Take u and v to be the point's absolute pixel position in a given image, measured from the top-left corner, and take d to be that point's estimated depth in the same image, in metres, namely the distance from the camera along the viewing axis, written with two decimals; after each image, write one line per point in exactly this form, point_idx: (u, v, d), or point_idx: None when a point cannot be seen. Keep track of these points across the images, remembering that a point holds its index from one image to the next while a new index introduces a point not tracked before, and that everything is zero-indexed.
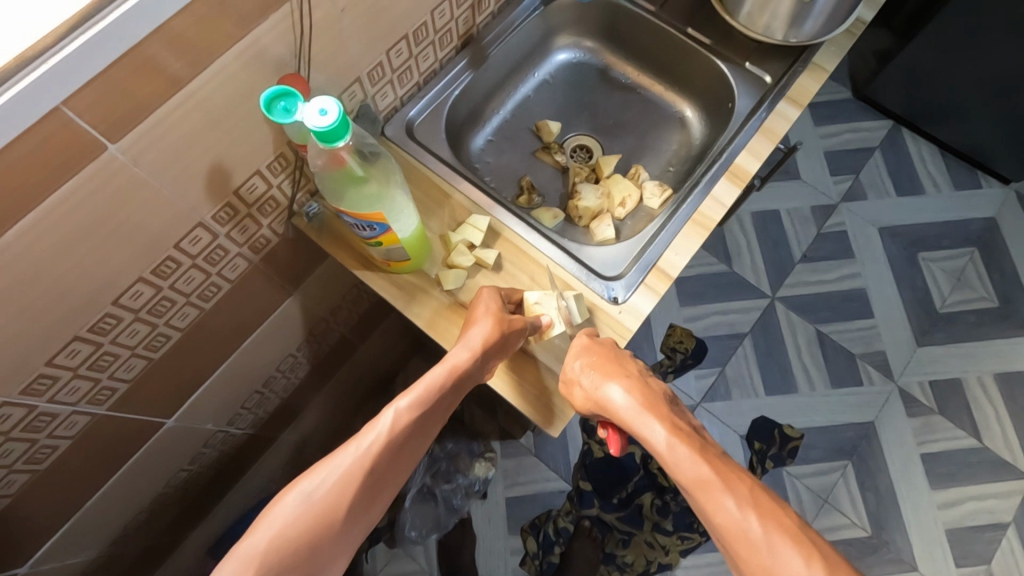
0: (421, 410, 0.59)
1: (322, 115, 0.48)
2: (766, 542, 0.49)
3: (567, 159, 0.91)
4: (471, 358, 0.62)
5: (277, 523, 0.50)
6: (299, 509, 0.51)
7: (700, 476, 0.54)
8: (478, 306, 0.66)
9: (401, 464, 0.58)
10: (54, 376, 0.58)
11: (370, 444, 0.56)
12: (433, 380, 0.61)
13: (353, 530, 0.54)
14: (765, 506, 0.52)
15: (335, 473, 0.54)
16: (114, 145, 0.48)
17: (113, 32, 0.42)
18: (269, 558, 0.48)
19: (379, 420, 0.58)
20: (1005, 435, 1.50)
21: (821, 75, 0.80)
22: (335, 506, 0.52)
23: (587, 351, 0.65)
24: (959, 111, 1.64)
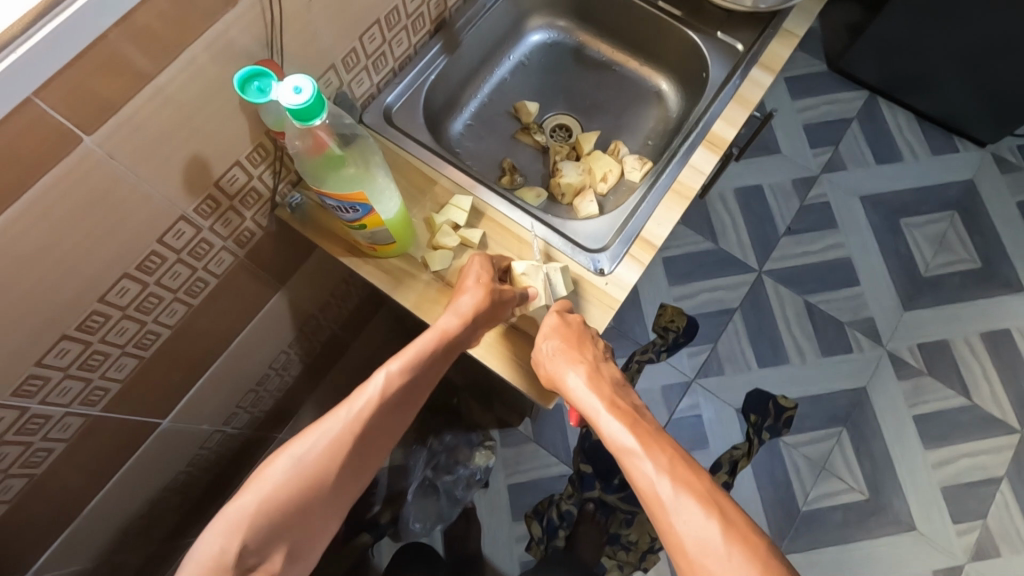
0: (409, 376, 0.61)
1: (297, 93, 0.48)
2: (674, 502, 0.54)
3: (547, 139, 0.91)
4: (459, 326, 0.63)
5: (266, 486, 0.52)
6: (288, 474, 0.53)
7: (625, 445, 0.59)
8: (467, 275, 0.66)
9: (390, 427, 0.61)
10: (45, 377, 0.58)
11: (360, 408, 0.58)
12: (423, 347, 0.62)
13: (343, 489, 0.56)
14: (683, 475, 0.56)
15: (324, 438, 0.56)
16: (90, 138, 0.48)
17: (80, 21, 0.42)
18: (259, 519, 0.51)
19: (369, 386, 0.59)
20: (994, 392, 1.53)
21: (792, 41, 0.81)
22: (324, 468, 0.55)
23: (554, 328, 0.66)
24: (930, 77, 1.67)
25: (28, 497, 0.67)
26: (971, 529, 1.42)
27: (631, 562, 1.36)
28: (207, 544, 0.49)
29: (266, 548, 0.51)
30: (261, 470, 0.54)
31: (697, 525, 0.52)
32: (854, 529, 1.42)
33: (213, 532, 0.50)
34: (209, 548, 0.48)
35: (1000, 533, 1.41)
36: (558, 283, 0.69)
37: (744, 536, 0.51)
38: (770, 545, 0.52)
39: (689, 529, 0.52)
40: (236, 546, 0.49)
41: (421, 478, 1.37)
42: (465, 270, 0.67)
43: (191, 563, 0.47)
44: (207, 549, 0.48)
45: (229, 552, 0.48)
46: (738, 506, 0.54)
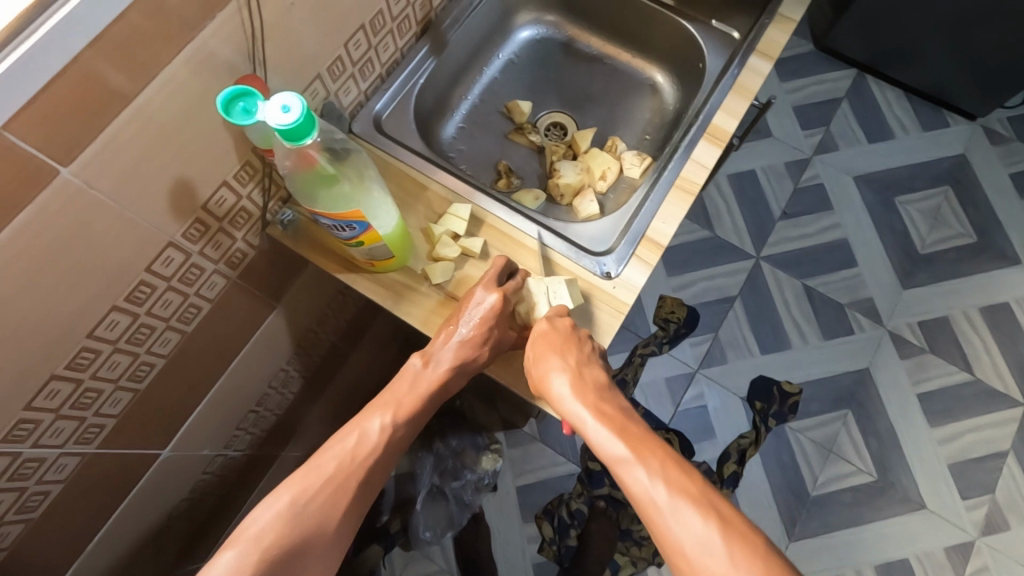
0: (404, 421, 0.62)
1: (286, 111, 0.46)
2: (671, 512, 0.53)
3: (542, 138, 0.89)
4: (450, 370, 0.63)
5: (263, 531, 0.52)
6: (285, 518, 0.53)
7: (616, 453, 0.57)
8: (473, 306, 0.63)
9: (384, 470, 0.61)
10: (36, 419, 0.55)
11: (358, 451, 0.59)
12: (418, 394, 0.63)
13: (340, 533, 0.56)
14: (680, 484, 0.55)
15: (323, 479, 0.56)
16: (67, 167, 0.45)
17: (48, 46, 0.39)
18: (260, 564, 0.50)
19: (366, 431, 0.60)
20: (995, 366, 1.53)
21: (790, 26, 0.78)
22: (319, 513, 0.55)
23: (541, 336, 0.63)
24: (918, 52, 1.66)
25: (26, 541, 0.65)
26: (979, 503, 1.42)
27: (644, 558, 1.36)
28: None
29: None
30: (255, 510, 0.54)
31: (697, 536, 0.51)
32: (863, 510, 1.42)
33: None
34: None
35: (1008, 505, 1.42)
36: (562, 297, 0.66)
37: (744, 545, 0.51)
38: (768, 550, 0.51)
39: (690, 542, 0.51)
40: None
41: (429, 485, 1.34)
42: (468, 297, 0.64)
43: None
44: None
45: None
46: (735, 508, 0.54)
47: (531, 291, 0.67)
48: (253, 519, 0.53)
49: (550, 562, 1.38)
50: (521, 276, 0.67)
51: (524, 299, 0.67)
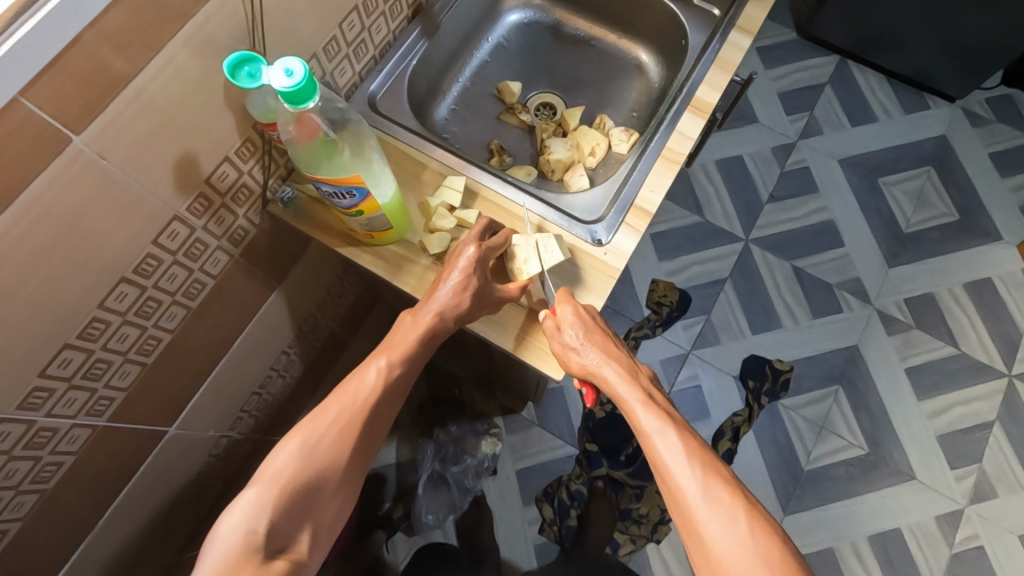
0: (400, 363, 0.64)
1: (289, 76, 0.48)
2: (703, 500, 0.58)
3: (532, 118, 0.91)
4: (436, 318, 0.65)
5: (279, 472, 0.55)
6: (298, 460, 0.56)
7: (662, 443, 0.62)
8: (456, 261, 0.65)
9: (388, 410, 0.63)
10: (49, 389, 0.57)
11: (360, 396, 0.61)
12: (410, 339, 0.64)
13: (352, 470, 0.59)
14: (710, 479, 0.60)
15: (331, 424, 0.59)
16: (78, 137, 0.47)
17: (59, 19, 0.41)
18: (277, 504, 0.53)
19: (363, 377, 0.62)
20: (981, 339, 1.57)
21: (767, 2, 0.81)
22: (330, 454, 0.57)
23: (580, 325, 0.66)
24: (897, 36, 1.69)
25: (40, 514, 0.66)
26: (968, 474, 1.46)
27: (643, 536, 1.39)
28: (229, 531, 0.51)
29: (285, 531, 0.53)
30: (269, 456, 0.57)
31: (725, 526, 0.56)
32: (856, 483, 1.45)
33: (232, 520, 0.51)
34: (233, 532, 0.50)
35: (997, 475, 1.45)
36: (549, 253, 0.68)
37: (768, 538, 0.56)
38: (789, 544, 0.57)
39: (718, 530, 0.56)
40: (260, 528, 0.51)
41: (430, 471, 1.39)
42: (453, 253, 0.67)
43: (216, 551, 0.49)
44: (230, 534, 0.50)
45: (255, 534, 0.51)
46: (762, 506, 0.60)
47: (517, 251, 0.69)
48: (269, 464, 0.56)
49: (551, 542, 1.40)
50: (505, 236, 0.69)
51: (512, 259, 0.70)
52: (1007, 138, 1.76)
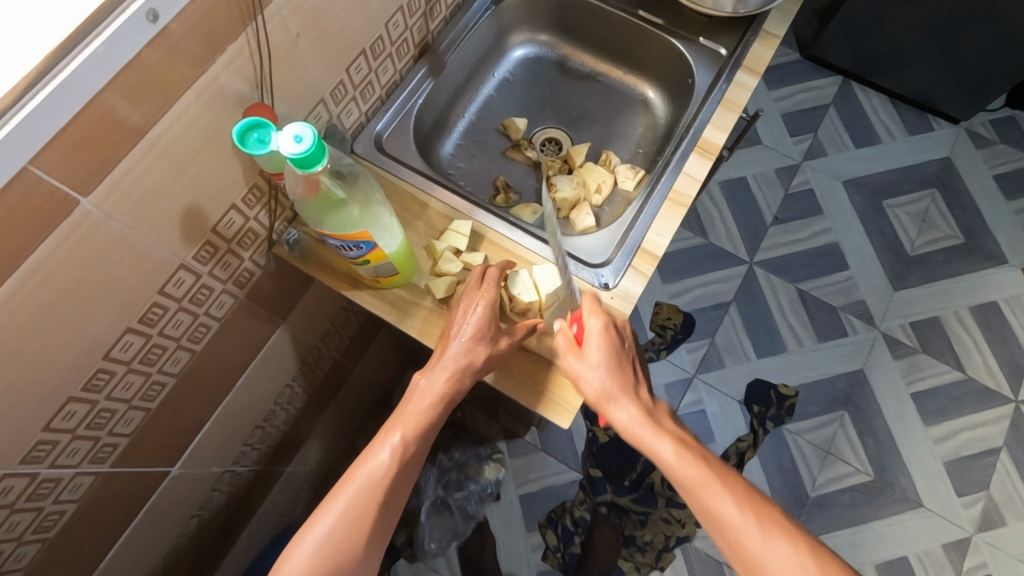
0: (414, 438, 0.61)
1: (298, 141, 0.48)
2: (754, 531, 0.57)
3: (538, 154, 0.91)
4: (452, 379, 0.63)
5: (297, 566, 0.53)
6: (317, 552, 0.54)
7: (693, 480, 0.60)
8: (465, 315, 0.65)
9: (401, 488, 0.60)
10: (53, 441, 0.57)
11: (374, 479, 0.58)
12: (422, 411, 0.62)
13: (368, 558, 0.57)
14: (760, 514, 0.58)
15: (345, 511, 0.56)
16: (86, 198, 0.47)
17: (73, 86, 0.41)
18: None
19: (375, 459, 0.59)
20: (987, 364, 1.56)
21: (773, 42, 0.82)
22: (347, 540, 0.55)
23: (599, 361, 0.64)
24: (902, 59, 1.70)
25: (41, 561, 0.66)
26: (976, 501, 1.45)
27: (647, 563, 1.38)
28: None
29: None
30: (288, 551, 0.55)
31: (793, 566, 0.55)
32: (863, 510, 1.44)
33: None
34: None
35: (1004, 502, 1.44)
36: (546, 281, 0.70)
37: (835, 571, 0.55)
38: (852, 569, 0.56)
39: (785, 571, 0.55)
40: None
41: (433, 497, 1.35)
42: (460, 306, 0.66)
43: None
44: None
45: None
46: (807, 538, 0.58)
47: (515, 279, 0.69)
48: (289, 559, 0.54)
49: (554, 569, 1.40)
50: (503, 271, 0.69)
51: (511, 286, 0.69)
52: (1012, 160, 1.76)
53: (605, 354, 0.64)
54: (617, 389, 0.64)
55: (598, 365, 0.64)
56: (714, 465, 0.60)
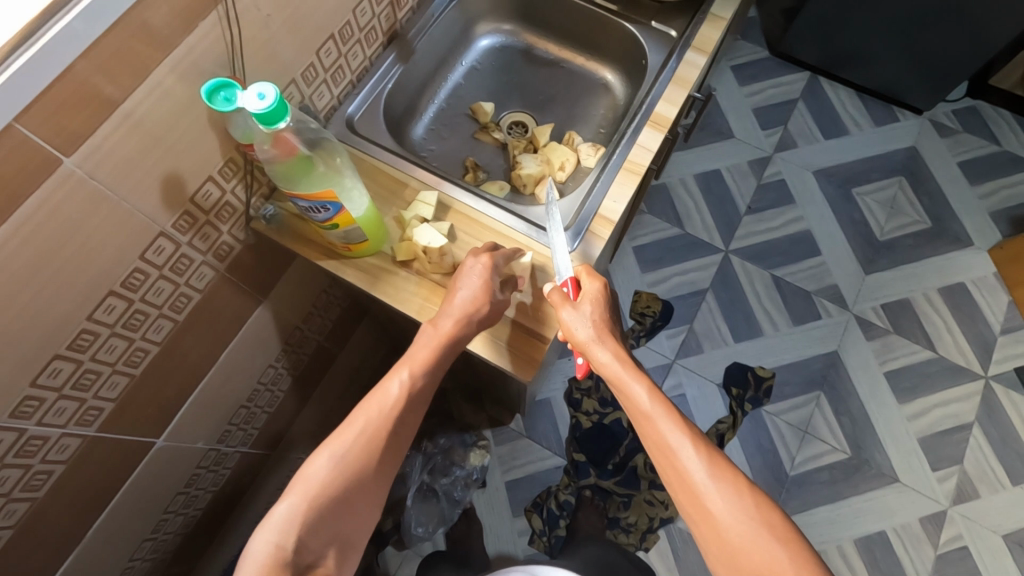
0: (422, 374, 0.65)
1: (261, 98, 0.53)
2: (751, 531, 0.57)
3: (504, 136, 0.96)
4: (455, 325, 0.66)
5: (311, 482, 0.56)
6: (331, 470, 0.57)
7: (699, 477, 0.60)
8: (462, 275, 0.69)
9: (411, 420, 0.64)
10: (40, 397, 0.60)
11: (384, 408, 0.62)
12: (430, 349, 0.65)
13: (379, 480, 0.60)
14: (723, 471, 0.61)
15: (357, 435, 0.60)
16: (69, 159, 0.51)
17: (52, 51, 0.45)
18: (308, 514, 0.55)
19: (386, 391, 0.63)
20: (957, 342, 1.60)
21: (720, 24, 0.87)
22: (361, 459, 0.59)
23: (591, 311, 0.67)
24: (865, 53, 1.77)
25: (28, 523, 0.68)
26: (950, 475, 1.47)
27: (632, 544, 1.39)
28: (262, 542, 0.52)
29: (315, 544, 0.54)
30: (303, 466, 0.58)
31: (743, 520, 0.58)
32: (841, 487, 1.47)
33: (266, 531, 0.53)
34: (265, 546, 0.52)
35: (978, 476, 1.47)
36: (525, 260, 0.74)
37: (783, 531, 0.58)
38: (794, 527, 0.59)
39: (737, 524, 0.58)
40: (289, 544, 0.52)
41: (419, 483, 1.38)
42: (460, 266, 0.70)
43: (251, 562, 0.51)
44: (262, 549, 0.52)
45: (287, 547, 0.52)
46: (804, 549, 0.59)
47: (419, 233, 0.72)
48: (305, 471, 0.57)
49: (541, 553, 1.40)
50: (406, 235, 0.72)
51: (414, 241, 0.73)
52: (975, 147, 1.82)
53: (596, 307, 0.68)
54: (604, 339, 0.66)
55: (590, 317, 0.67)
56: (686, 422, 0.63)
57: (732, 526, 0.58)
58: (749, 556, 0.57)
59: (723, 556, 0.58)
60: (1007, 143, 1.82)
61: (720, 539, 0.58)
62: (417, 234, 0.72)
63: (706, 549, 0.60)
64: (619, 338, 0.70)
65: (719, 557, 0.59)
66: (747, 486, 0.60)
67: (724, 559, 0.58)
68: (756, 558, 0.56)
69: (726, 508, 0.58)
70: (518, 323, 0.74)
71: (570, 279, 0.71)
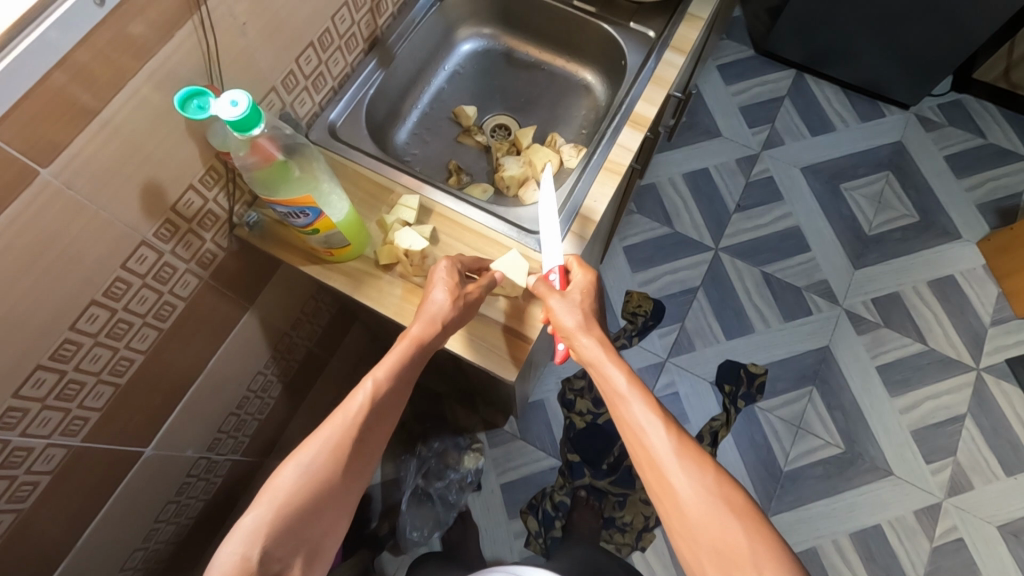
0: (388, 381, 0.64)
1: (234, 106, 0.53)
2: (713, 508, 0.58)
3: (488, 138, 0.97)
4: (424, 327, 0.66)
5: (277, 494, 0.56)
6: (297, 480, 0.57)
7: (667, 457, 0.60)
8: (433, 278, 0.69)
9: (379, 429, 0.63)
10: (24, 408, 0.61)
11: (349, 418, 0.61)
12: (398, 354, 0.64)
13: (348, 487, 0.60)
14: (692, 452, 0.61)
15: (323, 445, 0.59)
16: (46, 169, 0.51)
17: (26, 61, 0.46)
18: (273, 526, 0.55)
19: (352, 400, 0.62)
20: (947, 334, 1.61)
21: (698, 24, 0.88)
22: (327, 469, 0.58)
23: (576, 301, 0.68)
24: (849, 49, 1.78)
25: (15, 535, 0.68)
26: (943, 467, 1.48)
27: (628, 543, 1.39)
28: (227, 555, 0.53)
29: (281, 554, 0.55)
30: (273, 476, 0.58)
31: (708, 504, 0.58)
32: (835, 481, 1.47)
33: (232, 544, 0.53)
34: (230, 558, 0.52)
35: (970, 467, 1.48)
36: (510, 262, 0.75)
37: (746, 509, 0.58)
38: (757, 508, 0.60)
39: (702, 507, 0.58)
40: (254, 555, 0.53)
41: (413, 487, 1.42)
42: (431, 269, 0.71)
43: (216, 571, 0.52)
44: (227, 559, 0.52)
45: (252, 558, 0.53)
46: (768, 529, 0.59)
47: (402, 238, 0.72)
48: (273, 482, 0.57)
49: (537, 555, 1.39)
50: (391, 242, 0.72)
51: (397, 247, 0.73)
52: (960, 141, 1.84)
53: (580, 294, 0.69)
54: (583, 324, 0.67)
55: (574, 303, 0.67)
56: (659, 406, 0.63)
57: (696, 510, 0.58)
58: (709, 532, 0.57)
59: (686, 539, 0.58)
60: (992, 136, 1.84)
61: (684, 522, 0.58)
62: (399, 239, 0.72)
63: (669, 525, 0.60)
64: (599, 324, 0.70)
65: (683, 540, 0.59)
66: (717, 470, 0.60)
67: (688, 542, 0.58)
68: (717, 540, 0.56)
69: (693, 492, 0.58)
70: (503, 325, 0.75)
71: (557, 268, 0.72)
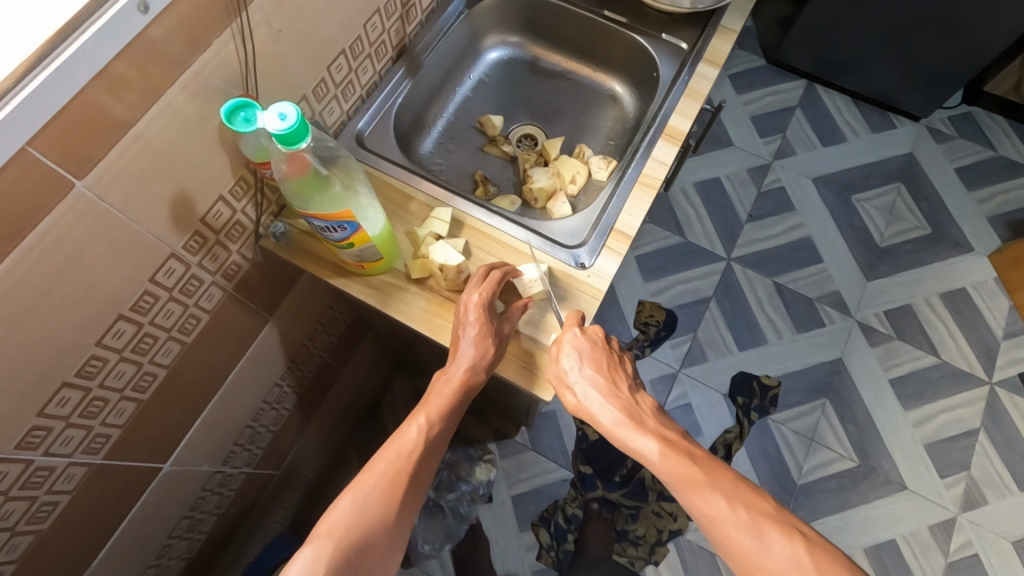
0: (439, 420, 0.65)
1: (282, 119, 0.52)
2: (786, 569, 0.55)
3: (513, 148, 0.96)
4: (468, 370, 0.66)
5: (335, 525, 0.54)
6: (355, 513, 0.55)
7: (724, 520, 0.59)
8: (465, 311, 0.68)
9: (431, 464, 0.63)
10: (47, 427, 0.58)
11: (405, 453, 0.61)
12: (445, 396, 0.66)
13: (400, 524, 0.58)
14: (751, 507, 0.59)
15: (380, 479, 0.58)
16: (80, 181, 0.49)
17: (65, 72, 0.44)
18: (335, 558, 0.52)
19: (405, 436, 0.63)
20: (959, 347, 1.60)
21: (731, 35, 0.87)
22: (383, 504, 0.57)
23: (579, 367, 0.68)
24: (861, 61, 1.78)
25: (30, 554, 0.66)
26: (957, 481, 1.47)
27: (641, 557, 1.37)
28: None
29: None
30: (326, 513, 0.56)
31: (772, 556, 0.56)
32: (848, 495, 1.46)
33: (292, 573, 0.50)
34: None
35: (984, 481, 1.47)
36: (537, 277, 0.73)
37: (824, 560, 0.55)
38: (838, 554, 0.56)
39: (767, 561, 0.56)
40: None
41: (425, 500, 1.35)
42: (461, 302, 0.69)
43: None
44: None
45: None
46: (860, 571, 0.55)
47: (436, 252, 0.71)
48: (326, 518, 0.55)
49: (549, 568, 1.38)
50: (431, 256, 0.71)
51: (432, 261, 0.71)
52: (971, 153, 1.84)
53: (587, 358, 0.69)
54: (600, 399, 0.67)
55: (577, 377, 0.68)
56: (704, 468, 0.62)
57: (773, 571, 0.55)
58: None
59: None
60: (1003, 149, 1.84)
61: None
62: (436, 253, 0.71)
63: None
64: (621, 384, 0.70)
65: None
66: (780, 525, 0.58)
67: None
68: None
69: (753, 547, 0.57)
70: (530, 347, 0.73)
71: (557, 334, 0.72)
